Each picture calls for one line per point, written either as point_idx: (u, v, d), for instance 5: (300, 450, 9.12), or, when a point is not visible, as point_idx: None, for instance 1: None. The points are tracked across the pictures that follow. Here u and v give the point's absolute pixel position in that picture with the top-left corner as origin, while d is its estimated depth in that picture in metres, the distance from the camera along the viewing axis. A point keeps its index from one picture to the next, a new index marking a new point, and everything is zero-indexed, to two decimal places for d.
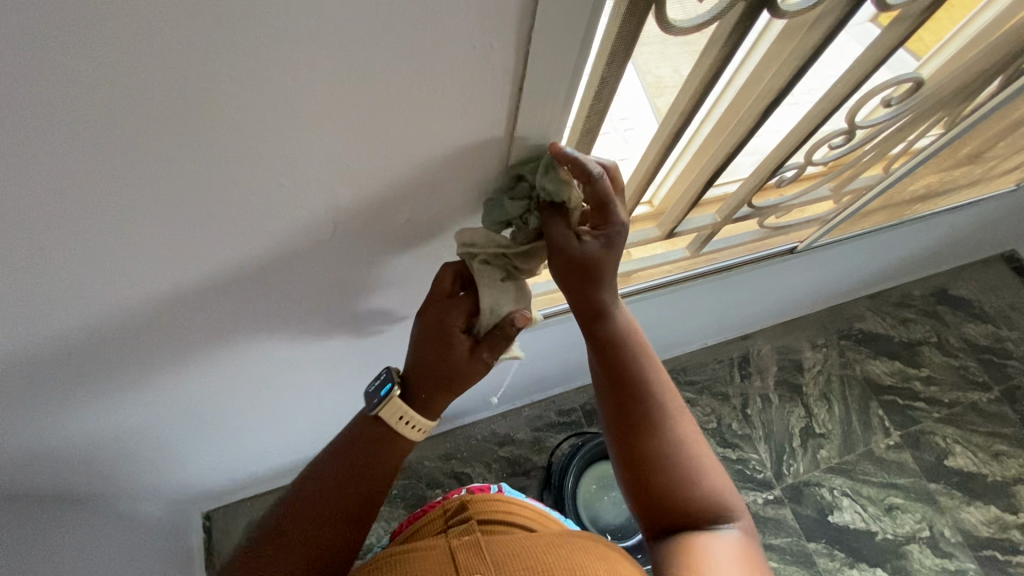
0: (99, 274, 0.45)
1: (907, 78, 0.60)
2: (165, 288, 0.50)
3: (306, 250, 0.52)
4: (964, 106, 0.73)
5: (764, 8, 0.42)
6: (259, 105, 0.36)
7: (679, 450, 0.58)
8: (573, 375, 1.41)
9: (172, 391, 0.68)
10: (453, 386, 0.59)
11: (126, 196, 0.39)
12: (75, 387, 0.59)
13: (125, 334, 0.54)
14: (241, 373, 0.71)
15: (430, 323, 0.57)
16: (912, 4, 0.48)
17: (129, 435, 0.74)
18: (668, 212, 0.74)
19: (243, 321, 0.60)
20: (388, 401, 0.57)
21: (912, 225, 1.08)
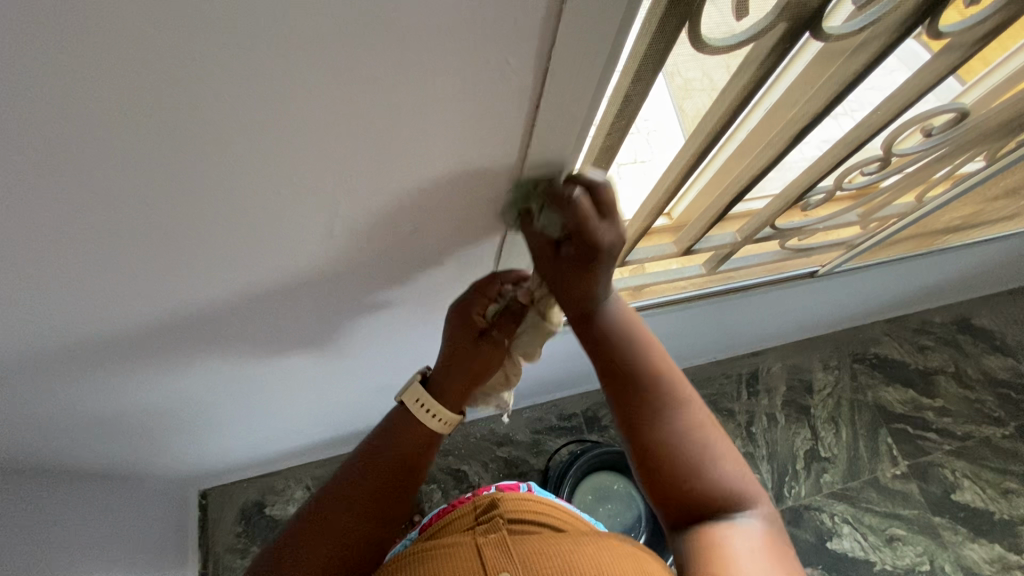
0: (94, 286, 0.43)
1: (950, 108, 0.57)
2: (164, 296, 0.48)
3: (312, 254, 0.50)
4: (1009, 138, 0.69)
5: (807, 30, 0.39)
6: (268, 123, 0.33)
7: (683, 434, 0.54)
8: (577, 380, 1.40)
9: (172, 385, 0.67)
10: (475, 376, 0.60)
11: (126, 215, 0.37)
12: (73, 384, 0.58)
13: (123, 339, 0.52)
14: (241, 371, 0.69)
15: (465, 325, 0.59)
16: (967, 33, 0.44)
17: (128, 425, 0.73)
18: (688, 227, 0.71)
19: (246, 322, 0.58)
20: (408, 383, 0.59)
21: (939, 255, 1.04)
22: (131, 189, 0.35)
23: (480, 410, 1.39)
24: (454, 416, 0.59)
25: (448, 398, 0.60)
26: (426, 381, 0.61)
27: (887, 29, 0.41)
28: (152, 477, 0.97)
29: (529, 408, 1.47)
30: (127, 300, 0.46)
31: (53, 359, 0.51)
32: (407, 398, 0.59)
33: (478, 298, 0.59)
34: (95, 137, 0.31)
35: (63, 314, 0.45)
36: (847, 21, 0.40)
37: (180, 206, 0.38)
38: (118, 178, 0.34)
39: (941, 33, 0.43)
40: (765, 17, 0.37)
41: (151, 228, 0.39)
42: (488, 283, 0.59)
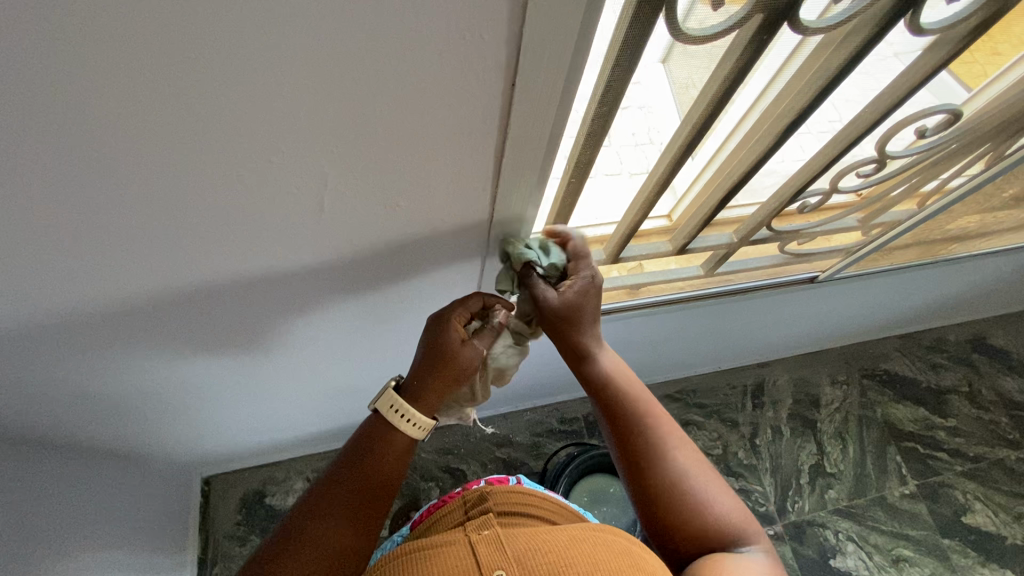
0: (90, 257, 0.45)
1: (943, 110, 0.57)
2: (162, 272, 0.50)
3: None
4: (1011, 144, 0.69)
5: (785, 21, 0.40)
6: (251, 101, 0.35)
7: (680, 470, 0.56)
8: (578, 384, 1.40)
9: (173, 364, 0.69)
10: (451, 380, 0.60)
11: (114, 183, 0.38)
12: (77, 359, 0.60)
13: (124, 313, 0.54)
14: (243, 351, 0.72)
15: (443, 336, 0.59)
16: (950, 30, 0.45)
17: (132, 401, 0.76)
18: (682, 227, 0.72)
19: (245, 303, 0.60)
20: (382, 390, 0.58)
21: (947, 266, 1.03)
22: (123, 159, 0.37)
23: (481, 410, 1.40)
24: (428, 420, 0.59)
25: (425, 401, 0.59)
26: (398, 386, 0.60)
27: (871, 24, 0.42)
28: (155, 458, 0.99)
29: (530, 410, 1.47)
30: (126, 275, 0.48)
31: (57, 329, 0.53)
32: (381, 404, 0.58)
33: (456, 310, 0.61)
34: (83, 103, 0.32)
35: (62, 284, 0.47)
36: (827, 16, 0.41)
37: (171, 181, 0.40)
38: (107, 147, 0.36)
39: (923, 30, 0.44)
40: (742, 7, 0.38)
41: (141, 202, 0.40)
42: (470, 298, 0.62)
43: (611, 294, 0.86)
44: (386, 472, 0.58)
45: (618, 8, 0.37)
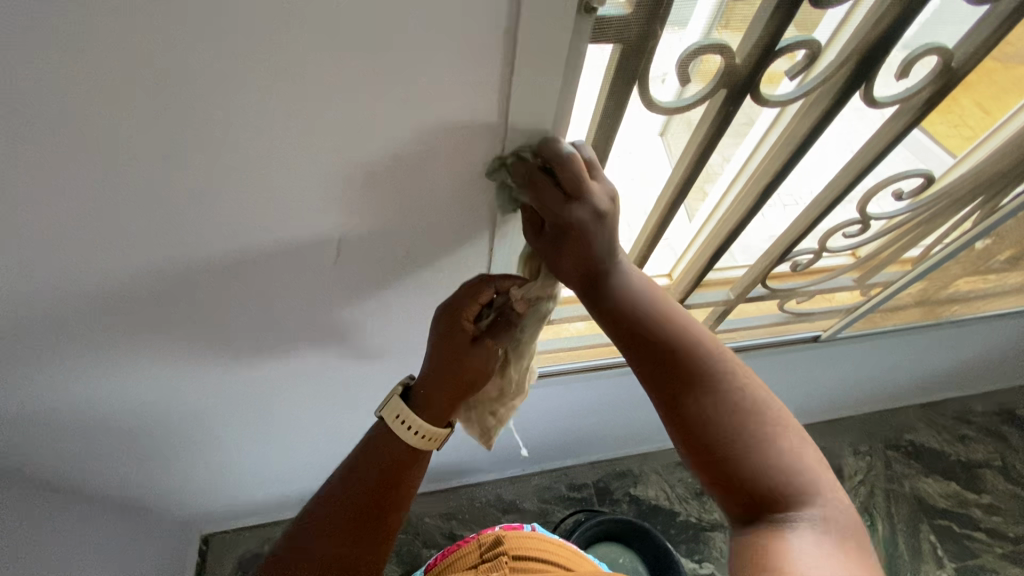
0: (111, 283, 0.48)
1: (916, 173, 0.61)
2: (179, 302, 0.53)
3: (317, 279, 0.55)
4: (998, 203, 0.71)
5: (749, 94, 0.45)
6: (272, 137, 0.39)
7: (732, 409, 0.45)
8: (587, 448, 1.37)
9: (184, 407, 0.71)
10: (465, 389, 0.57)
11: (140, 209, 0.42)
12: (94, 396, 0.63)
13: (139, 343, 0.57)
14: (250, 391, 0.73)
15: (453, 337, 0.55)
16: (909, 101, 0.49)
17: (137, 442, 0.77)
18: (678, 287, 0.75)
19: (256, 346, 0.63)
20: (388, 397, 0.56)
21: (955, 329, 1.03)
22: (151, 189, 0.41)
23: (487, 473, 1.36)
24: (436, 430, 0.56)
25: (430, 413, 0.57)
26: (404, 394, 0.58)
27: (833, 91, 0.47)
28: (154, 509, 0.98)
29: (538, 475, 1.43)
30: (144, 302, 0.51)
31: (75, 360, 0.57)
32: (386, 414, 0.56)
33: (468, 304, 0.54)
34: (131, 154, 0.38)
35: (84, 310, 0.50)
36: (788, 88, 0.46)
37: (189, 210, 0.43)
38: (135, 180, 0.40)
39: (879, 102, 0.48)
40: (707, 84, 0.44)
41: (160, 228, 0.44)
42: (479, 286, 0.54)
43: (613, 348, 0.88)
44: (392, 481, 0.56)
45: (597, 82, 0.42)
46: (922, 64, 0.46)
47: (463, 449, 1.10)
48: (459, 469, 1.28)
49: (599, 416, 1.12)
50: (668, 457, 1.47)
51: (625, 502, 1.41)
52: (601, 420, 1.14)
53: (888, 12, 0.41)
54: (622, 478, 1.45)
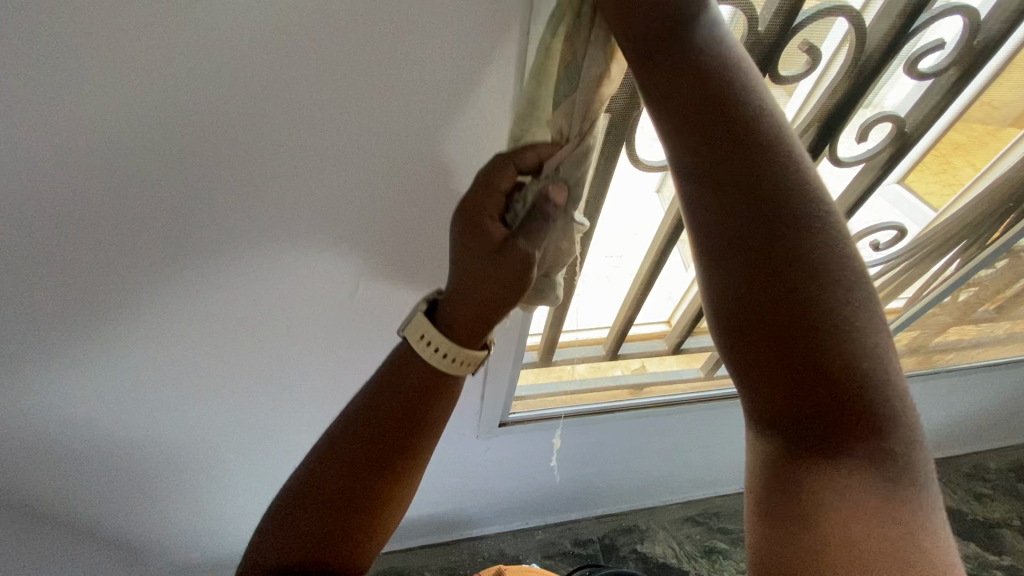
0: (148, 296, 0.54)
1: (889, 225, 0.66)
2: (205, 319, 0.58)
3: (332, 306, 0.60)
4: (972, 256, 0.75)
5: None
6: (304, 166, 0.46)
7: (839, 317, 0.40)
8: (591, 500, 1.34)
9: (192, 439, 0.74)
10: (495, 305, 0.48)
11: (186, 221, 0.49)
12: (111, 416, 0.66)
13: (161, 364, 0.62)
14: (256, 428, 0.75)
15: (475, 236, 0.46)
16: (874, 159, 0.55)
17: (141, 479, 0.78)
18: (675, 331, 0.85)
19: (270, 373, 0.67)
20: (412, 313, 0.51)
21: (954, 381, 1.03)
22: (198, 210, 0.48)
23: (489, 524, 1.33)
24: (473, 355, 0.51)
25: (458, 332, 0.50)
26: (428, 311, 0.52)
27: (803, 149, 0.52)
28: None
29: (541, 529, 1.38)
30: (173, 322, 0.57)
31: (105, 372, 0.61)
32: (409, 331, 0.51)
33: (488, 198, 0.45)
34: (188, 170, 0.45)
35: (121, 327, 0.56)
36: None
37: (226, 230, 0.51)
38: (186, 196, 0.47)
39: (843, 161, 0.53)
40: None
41: (200, 242, 0.51)
42: (498, 170, 0.44)
43: (613, 391, 0.91)
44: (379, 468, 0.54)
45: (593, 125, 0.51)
46: (879, 127, 0.51)
47: (464, 498, 1.09)
48: (460, 519, 1.26)
49: (601, 463, 1.11)
50: (676, 513, 1.43)
51: (631, 560, 1.36)
52: (604, 468, 1.14)
53: (843, 84, 0.46)
54: (628, 534, 1.40)
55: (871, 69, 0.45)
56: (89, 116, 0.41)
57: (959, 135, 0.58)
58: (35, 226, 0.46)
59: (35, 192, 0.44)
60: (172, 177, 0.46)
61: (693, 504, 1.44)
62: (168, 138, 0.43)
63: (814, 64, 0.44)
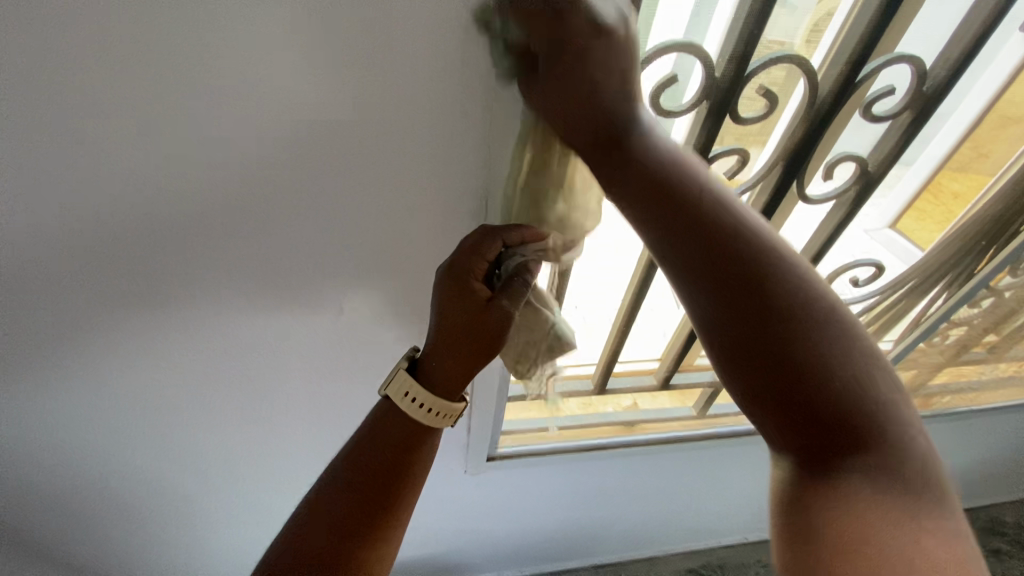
0: (132, 325, 0.55)
1: (867, 262, 0.68)
2: (190, 349, 0.58)
3: (317, 335, 0.61)
4: (953, 294, 0.77)
5: None
6: (292, 194, 0.48)
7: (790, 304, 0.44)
8: (587, 547, 1.28)
9: (170, 474, 0.72)
10: (483, 352, 0.53)
11: (173, 251, 0.50)
12: (88, 448, 0.65)
13: (141, 393, 0.61)
14: (239, 462, 0.74)
15: (463, 295, 0.51)
16: (841, 197, 0.57)
17: (115, 517, 0.75)
18: (664, 366, 0.86)
19: (253, 404, 0.66)
20: (395, 373, 0.54)
21: (955, 425, 1.01)
22: (187, 243, 0.49)
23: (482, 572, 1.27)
24: (455, 407, 0.55)
25: (440, 384, 0.55)
26: (412, 367, 0.56)
27: (771, 185, 0.54)
28: None
29: None
30: (159, 352, 0.58)
31: (83, 403, 0.60)
32: (393, 390, 0.54)
33: (476, 264, 0.50)
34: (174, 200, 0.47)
35: (108, 358, 0.57)
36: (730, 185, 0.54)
37: (218, 260, 0.52)
38: (175, 225, 0.48)
39: (810, 197, 0.56)
40: None
41: (189, 272, 0.52)
42: (487, 241, 0.49)
43: (604, 428, 0.90)
44: (363, 518, 0.53)
45: None
46: (842, 167, 0.54)
47: (454, 540, 1.06)
48: (450, 564, 1.21)
49: (595, 505, 1.08)
50: (677, 564, 1.36)
51: None
52: (599, 511, 1.11)
53: (801, 125, 0.49)
54: None
55: (826, 112, 0.48)
56: (87, 158, 0.43)
57: (929, 178, 0.61)
58: (29, 260, 0.48)
59: (31, 229, 0.46)
60: (156, 208, 0.47)
61: (696, 554, 1.38)
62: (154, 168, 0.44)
63: (771, 107, 0.48)
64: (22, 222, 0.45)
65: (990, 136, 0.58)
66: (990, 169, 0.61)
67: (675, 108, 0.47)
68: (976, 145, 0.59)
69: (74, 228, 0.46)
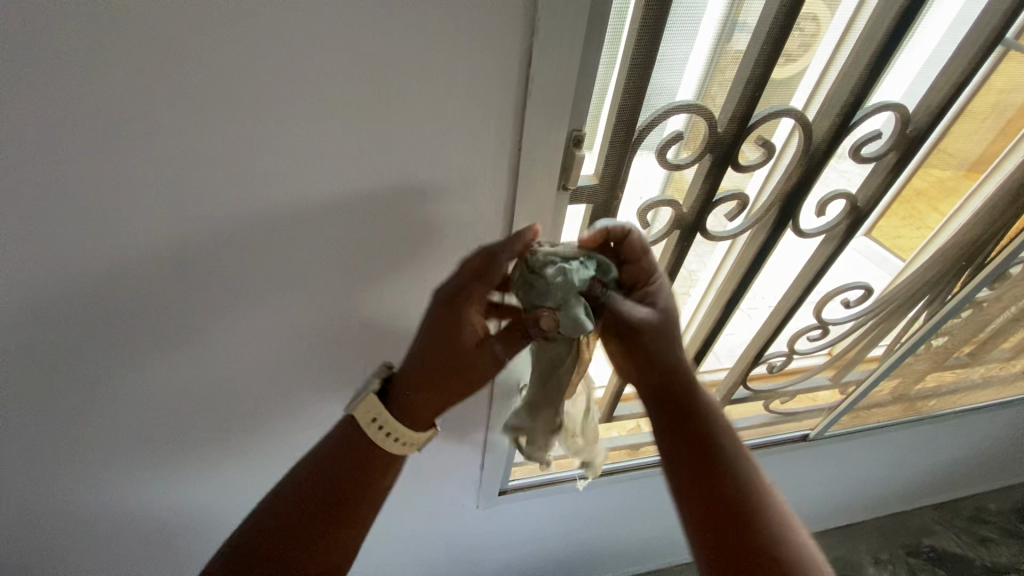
0: (140, 385, 0.54)
1: (857, 285, 0.71)
2: (197, 404, 0.57)
3: (328, 383, 0.60)
4: (935, 307, 0.80)
5: (697, 233, 0.55)
6: (300, 258, 0.47)
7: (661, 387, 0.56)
8: (596, 563, 1.28)
9: (180, 516, 0.71)
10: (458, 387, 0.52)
11: (178, 314, 0.49)
12: (96, 498, 0.64)
13: (149, 446, 0.60)
14: (250, 503, 0.73)
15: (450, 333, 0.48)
16: (833, 231, 0.60)
17: (123, 558, 0.74)
18: (669, 389, 0.85)
19: (263, 448, 0.66)
20: (365, 398, 0.52)
21: (937, 423, 1.06)
22: (203, 305, 0.49)
23: None
24: (417, 435, 0.54)
25: (410, 411, 0.53)
26: (384, 391, 0.53)
27: (768, 224, 0.57)
28: None
29: None
30: (167, 408, 0.57)
31: (89, 458, 0.59)
32: (361, 413, 0.52)
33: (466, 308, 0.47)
34: (181, 266, 0.45)
35: (120, 414, 0.56)
36: (728, 226, 0.56)
37: (222, 323, 0.51)
38: (182, 291, 0.47)
39: (805, 233, 0.58)
40: (664, 227, 0.53)
41: (193, 332, 0.51)
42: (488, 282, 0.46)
43: (611, 453, 0.91)
44: (305, 540, 0.54)
45: (578, 213, 0.51)
46: (834, 203, 0.57)
47: (464, 568, 1.06)
48: None
49: (601, 525, 1.09)
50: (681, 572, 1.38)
51: None
52: (606, 530, 1.12)
53: (797, 170, 0.52)
54: None
55: (819, 156, 0.51)
56: (88, 231, 0.41)
57: (916, 183, 0.62)
58: (34, 327, 0.46)
59: (33, 297, 0.44)
60: (161, 275, 0.45)
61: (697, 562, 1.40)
62: (160, 238, 0.43)
63: (770, 155, 0.50)
64: (27, 291, 0.44)
65: (968, 164, 0.62)
66: (973, 172, 0.63)
67: (681, 161, 0.48)
68: (965, 149, 0.60)
69: (91, 296, 0.45)
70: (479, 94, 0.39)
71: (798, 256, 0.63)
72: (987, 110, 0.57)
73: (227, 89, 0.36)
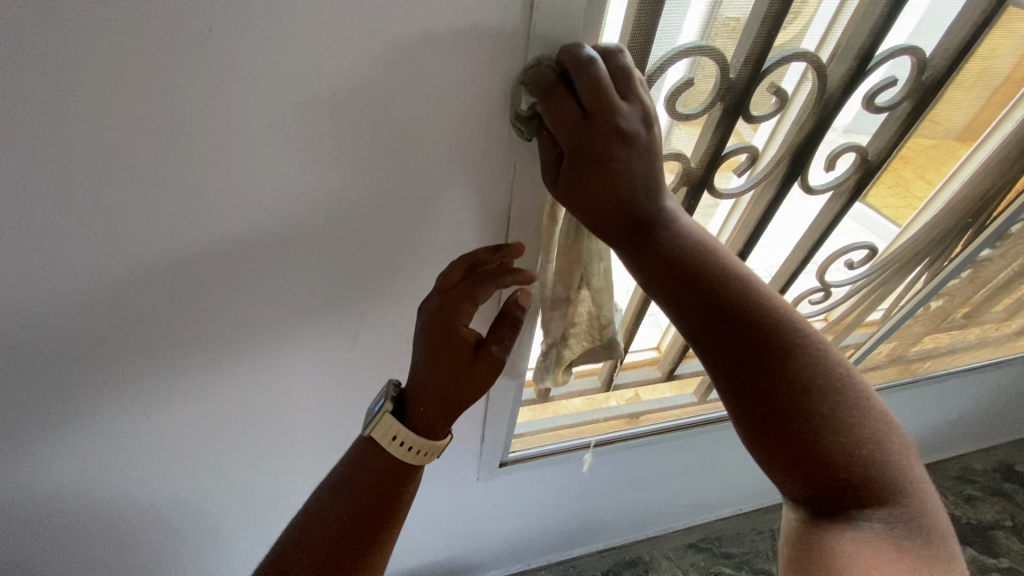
0: (118, 348, 0.51)
1: (861, 246, 0.70)
2: (180, 370, 0.55)
3: (318, 349, 0.58)
4: (936, 267, 0.79)
5: (705, 189, 0.53)
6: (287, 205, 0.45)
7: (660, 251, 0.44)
8: (593, 532, 1.28)
9: (167, 496, 0.68)
10: (462, 399, 0.51)
11: (156, 266, 0.46)
12: (76, 476, 0.61)
13: (132, 419, 0.57)
14: (239, 482, 0.70)
15: (450, 344, 0.48)
16: (841, 185, 0.58)
17: (108, 543, 0.71)
18: (667, 358, 0.85)
19: (252, 422, 0.63)
20: (380, 416, 0.51)
21: (931, 385, 1.06)
22: (191, 268, 0.47)
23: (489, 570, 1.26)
24: (434, 445, 0.52)
25: (423, 425, 0.52)
26: (397, 407, 0.52)
27: (777, 179, 0.55)
28: None
29: (545, 569, 1.30)
30: (149, 375, 0.54)
31: (66, 432, 0.56)
32: (378, 433, 0.51)
33: (464, 305, 0.48)
34: (158, 211, 0.43)
35: (98, 381, 0.53)
36: (736, 182, 0.54)
37: (205, 279, 0.48)
38: (159, 240, 0.44)
39: (813, 188, 0.56)
40: (671, 182, 0.51)
41: (172, 289, 0.48)
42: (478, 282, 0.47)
43: (610, 423, 0.91)
44: None
45: None
46: (845, 156, 0.55)
47: (464, 541, 1.05)
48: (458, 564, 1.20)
49: (602, 496, 1.09)
50: (678, 540, 1.39)
51: None
52: (604, 500, 1.12)
53: (808, 120, 0.50)
54: (632, 568, 1.34)
55: (833, 104, 0.49)
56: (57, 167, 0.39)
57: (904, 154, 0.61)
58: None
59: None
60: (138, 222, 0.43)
61: (693, 530, 1.41)
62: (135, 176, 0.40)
63: (782, 102, 0.48)
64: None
65: (957, 132, 0.61)
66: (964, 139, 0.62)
67: (692, 109, 0.46)
68: (955, 117, 0.59)
69: (60, 244, 0.42)
70: (481, 28, 0.38)
71: (804, 215, 0.61)
72: (976, 77, 0.56)
73: (229, 38, 0.35)
